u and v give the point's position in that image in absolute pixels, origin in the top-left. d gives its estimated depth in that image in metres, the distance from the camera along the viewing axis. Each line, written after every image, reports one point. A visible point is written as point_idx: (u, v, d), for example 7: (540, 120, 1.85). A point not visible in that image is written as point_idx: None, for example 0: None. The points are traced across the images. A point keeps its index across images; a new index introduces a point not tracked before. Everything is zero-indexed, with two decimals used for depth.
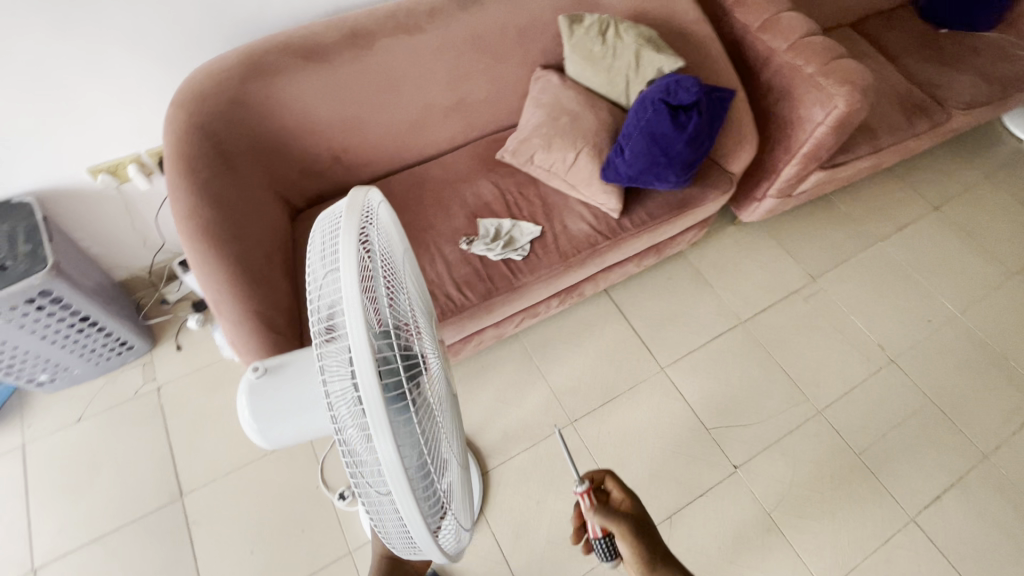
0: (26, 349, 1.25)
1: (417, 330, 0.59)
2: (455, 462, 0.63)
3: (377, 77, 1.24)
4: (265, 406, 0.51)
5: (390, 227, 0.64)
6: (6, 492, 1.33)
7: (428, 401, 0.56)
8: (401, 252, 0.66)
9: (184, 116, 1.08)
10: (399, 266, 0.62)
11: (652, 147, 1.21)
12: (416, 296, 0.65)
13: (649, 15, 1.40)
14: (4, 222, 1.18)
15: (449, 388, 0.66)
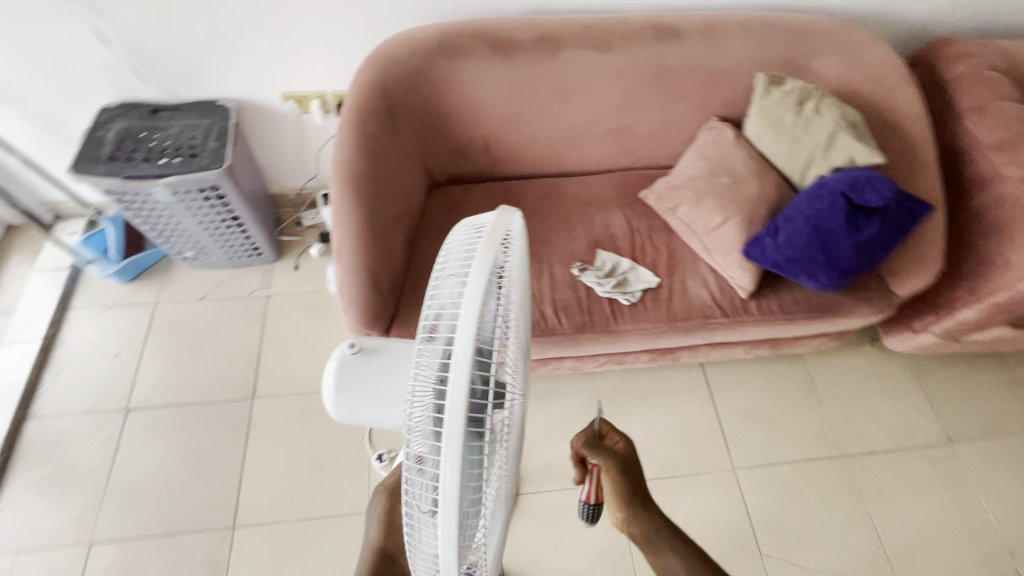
0: (184, 227, 1.44)
1: (514, 362, 0.57)
2: (503, 505, 0.59)
3: (552, 84, 1.24)
4: (348, 383, 0.53)
5: (522, 248, 0.62)
6: (132, 336, 1.55)
7: (500, 439, 0.53)
8: (524, 275, 0.64)
9: (373, 73, 1.16)
10: (518, 291, 0.60)
11: (812, 240, 1.09)
12: (523, 325, 0.63)
13: (860, 97, 1.25)
14: (206, 118, 1.36)
15: (522, 430, 0.63)
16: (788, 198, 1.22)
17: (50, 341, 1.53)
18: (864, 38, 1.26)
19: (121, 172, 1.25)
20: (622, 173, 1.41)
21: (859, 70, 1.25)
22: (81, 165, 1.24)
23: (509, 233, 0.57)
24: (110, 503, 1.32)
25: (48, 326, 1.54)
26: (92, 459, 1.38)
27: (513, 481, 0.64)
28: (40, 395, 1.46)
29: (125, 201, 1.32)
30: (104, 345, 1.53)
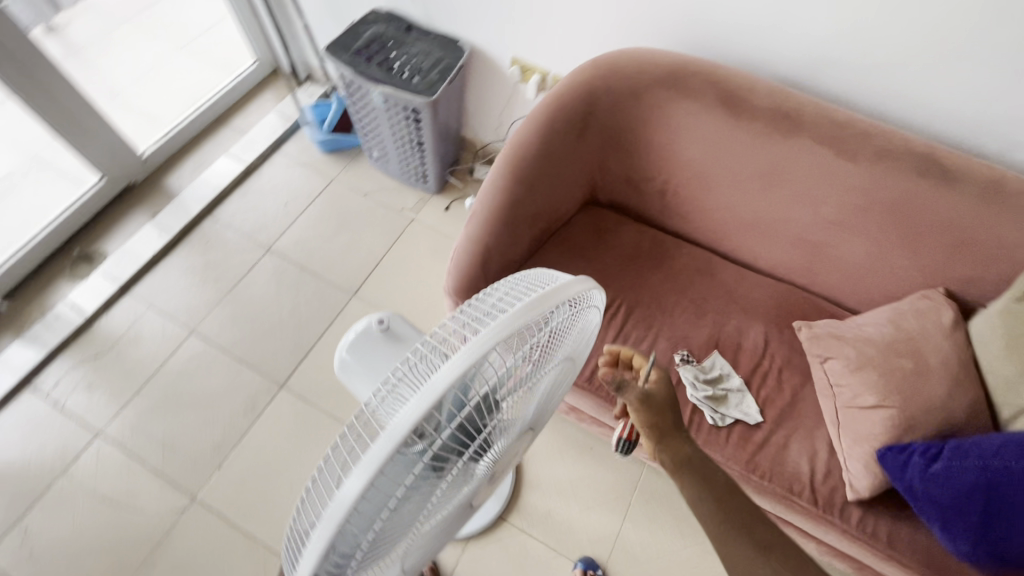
0: (381, 130, 1.60)
1: (505, 420, 0.51)
2: (411, 552, 0.53)
3: (763, 163, 1.09)
4: (367, 344, 0.74)
5: (589, 313, 0.55)
6: (304, 195, 1.80)
7: (442, 482, 0.46)
8: (573, 343, 0.57)
9: (591, 75, 1.13)
10: (555, 354, 0.54)
11: (976, 492, 0.84)
12: (542, 389, 0.56)
13: None
14: (442, 51, 1.47)
15: (479, 487, 0.56)
16: (978, 429, 0.94)
17: (252, 169, 1.84)
18: None
19: (357, 66, 1.42)
20: (790, 288, 1.22)
21: None
22: (334, 48, 1.43)
23: (580, 296, 0.50)
24: (220, 312, 1.58)
25: (257, 157, 1.85)
26: (228, 271, 1.65)
27: (439, 532, 0.57)
28: (225, 204, 1.77)
29: (350, 89, 1.51)
30: (282, 192, 1.80)
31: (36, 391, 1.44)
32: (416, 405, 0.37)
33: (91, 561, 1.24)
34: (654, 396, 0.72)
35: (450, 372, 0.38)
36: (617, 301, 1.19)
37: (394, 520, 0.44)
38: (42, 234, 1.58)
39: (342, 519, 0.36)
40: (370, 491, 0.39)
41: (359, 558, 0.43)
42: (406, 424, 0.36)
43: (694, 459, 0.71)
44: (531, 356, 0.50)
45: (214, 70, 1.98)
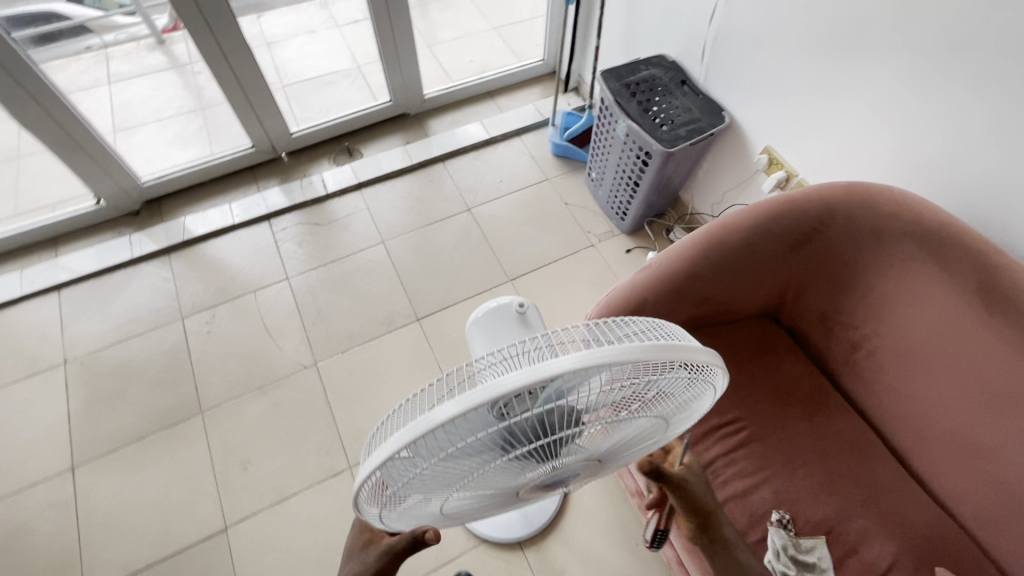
0: (610, 157, 1.70)
1: (579, 438, 0.53)
2: (447, 503, 0.58)
3: (998, 375, 0.91)
4: (503, 315, 0.93)
5: (697, 388, 0.55)
6: (518, 181, 1.99)
7: (502, 457, 0.50)
8: (670, 408, 0.58)
9: (839, 194, 1.04)
10: (649, 406, 0.55)
11: None
12: (623, 433, 0.58)
13: None
14: (702, 114, 1.49)
15: (525, 487, 0.59)
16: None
17: (492, 141, 2.09)
18: None
19: (618, 96, 1.52)
20: (957, 529, 0.99)
21: None
22: (608, 73, 1.55)
23: (698, 366, 0.51)
24: (408, 238, 1.84)
25: (501, 134, 2.09)
26: (431, 210, 1.91)
27: (474, 503, 0.61)
28: (457, 159, 2.05)
29: (603, 113, 1.62)
30: (504, 171, 2.02)
31: (271, 226, 1.85)
32: (518, 376, 0.42)
33: (234, 361, 1.57)
34: (693, 480, 0.74)
35: (558, 365, 0.42)
36: (742, 422, 1.10)
37: (452, 464, 0.49)
38: (333, 121, 2.02)
39: (421, 434, 0.42)
40: (450, 428, 0.44)
41: (412, 479, 0.48)
42: (505, 388, 0.41)
43: (723, 545, 0.78)
44: (627, 396, 0.51)
45: (507, 54, 2.29)
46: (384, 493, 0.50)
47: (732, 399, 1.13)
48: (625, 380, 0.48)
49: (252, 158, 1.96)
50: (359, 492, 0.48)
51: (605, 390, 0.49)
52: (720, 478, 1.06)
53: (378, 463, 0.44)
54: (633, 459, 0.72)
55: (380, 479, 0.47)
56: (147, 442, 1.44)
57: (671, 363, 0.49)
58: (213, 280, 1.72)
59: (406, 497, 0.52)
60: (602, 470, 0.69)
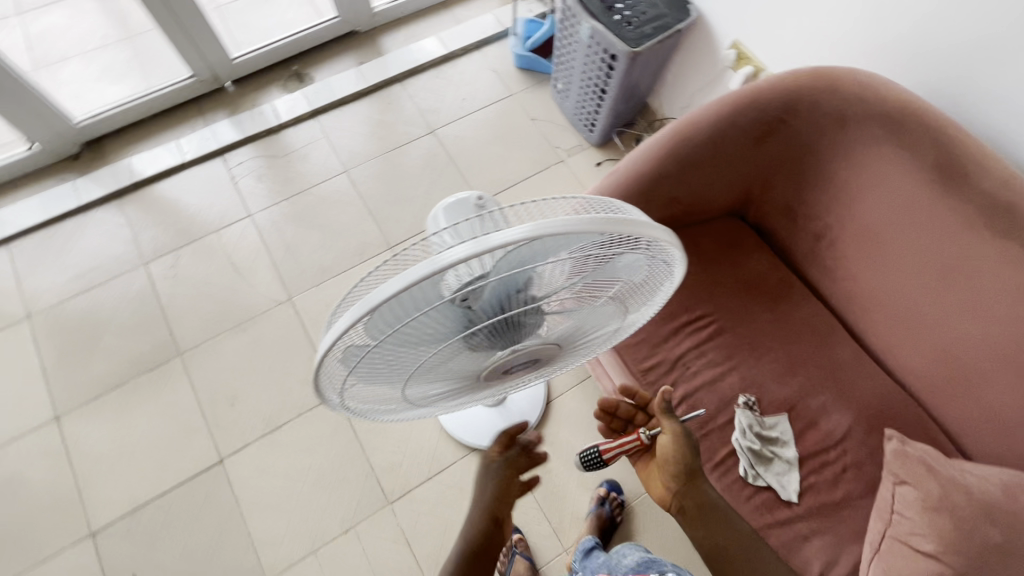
0: (574, 65, 1.63)
1: (537, 319, 0.54)
2: (411, 389, 0.59)
3: (951, 252, 0.95)
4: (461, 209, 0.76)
5: (652, 271, 0.56)
6: (482, 99, 1.91)
7: (460, 336, 0.51)
8: (629, 293, 0.59)
9: (800, 83, 1.02)
10: (606, 290, 0.56)
11: None
12: (582, 315, 0.59)
13: None
14: (669, 9, 1.43)
15: (487, 372, 0.60)
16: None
17: (451, 57, 1.98)
18: None
19: None
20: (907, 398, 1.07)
21: None
22: None
23: (653, 245, 0.51)
24: (372, 166, 1.78)
25: (460, 48, 1.98)
26: (395, 135, 1.84)
27: (440, 388, 0.63)
28: (416, 79, 1.95)
29: (565, 15, 1.53)
30: (466, 88, 1.93)
31: (225, 162, 1.76)
32: (466, 249, 0.41)
33: (206, 303, 1.55)
34: (690, 433, 0.84)
35: (507, 236, 0.41)
36: (713, 317, 1.15)
37: (408, 344, 0.49)
38: (278, 43, 1.87)
39: (372, 307, 0.41)
40: (402, 304, 0.44)
41: (370, 359, 0.49)
42: (453, 259, 0.40)
43: (715, 506, 0.83)
44: (582, 277, 0.52)
45: None
46: (346, 376, 0.50)
47: (702, 296, 1.16)
48: (579, 257, 0.48)
49: (194, 89, 1.82)
50: (320, 377, 0.48)
51: (558, 270, 0.49)
52: (690, 368, 1.10)
53: (332, 342, 0.44)
54: (598, 350, 0.75)
55: (337, 362, 0.47)
56: (129, 386, 1.44)
57: (625, 240, 0.49)
58: (171, 222, 1.66)
59: (365, 379, 0.52)
60: (566, 358, 0.72)
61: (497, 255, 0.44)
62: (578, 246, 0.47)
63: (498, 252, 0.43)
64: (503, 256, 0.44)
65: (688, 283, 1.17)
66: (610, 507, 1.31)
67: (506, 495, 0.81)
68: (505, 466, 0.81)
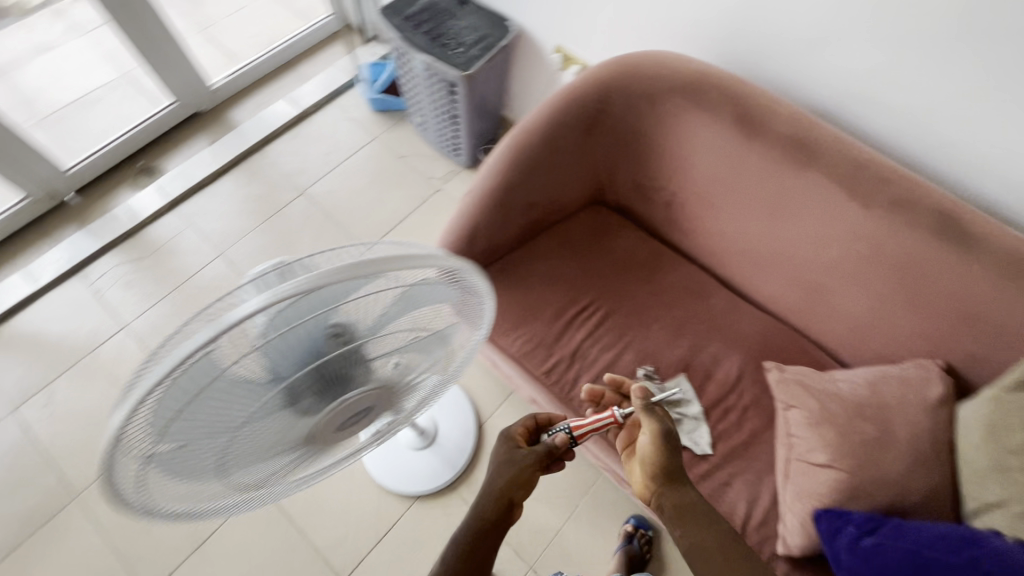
0: (421, 98, 1.67)
1: (360, 362, 0.54)
2: (240, 464, 0.55)
3: (773, 190, 1.04)
4: None
5: (465, 298, 0.59)
6: (346, 149, 1.92)
7: (274, 395, 0.49)
8: (449, 316, 0.60)
9: (607, 73, 1.09)
10: (419, 320, 0.57)
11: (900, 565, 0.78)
12: (412, 350, 0.60)
13: None
14: (490, 28, 1.51)
15: (324, 427, 0.59)
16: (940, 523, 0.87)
17: (306, 115, 1.98)
18: None
19: (403, 32, 1.47)
20: (783, 327, 1.17)
21: None
22: (387, 10, 1.50)
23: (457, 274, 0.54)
24: (248, 242, 1.73)
25: (312, 105, 1.98)
26: (264, 205, 1.81)
27: (280, 456, 0.60)
28: (274, 145, 1.92)
29: (397, 55, 1.57)
30: (327, 142, 1.93)
31: (85, 278, 1.64)
32: (251, 306, 0.40)
33: (94, 432, 1.42)
34: (671, 430, 0.86)
35: (292, 286, 0.41)
36: (598, 303, 1.19)
37: (207, 424, 0.47)
38: (116, 142, 1.78)
39: (155, 385, 0.39)
40: (193, 375, 0.41)
41: (172, 441, 0.45)
42: (237, 318, 0.39)
43: (700, 504, 0.80)
44: (394, 313, 0.53)
45: (292, 17, 2.14)
46: (149, 467, 0.46)
47: (584, 286, 1.21)
48: (385, 294, 0.50)
49: (31, 211, 1.69)
50: (113, 479, 0.44)
51: (349, 315, 0.49)
52: (589, 357, 1.14)
53: (117, 433, 0.40)
54: (456, 373, 0.75)
55: (130, 455, 0.43)
56: (21, 550, 1.29)
57: (427, 273, 0.51)
58: (35, 357, 1.51)
59: (175, 464, 0.48)
60: (423, 388, 0.72)
61: (291, 306, 0.44)
62: (359, 289, 0.47)
63: (289, 303, 0.43)
64: (274, 318, 0.43)
65: (568, 277, 1.22)
66: (638, 543, 1.30)
67: (524, 484, 0.83)
68: (532, 462, 0.84)
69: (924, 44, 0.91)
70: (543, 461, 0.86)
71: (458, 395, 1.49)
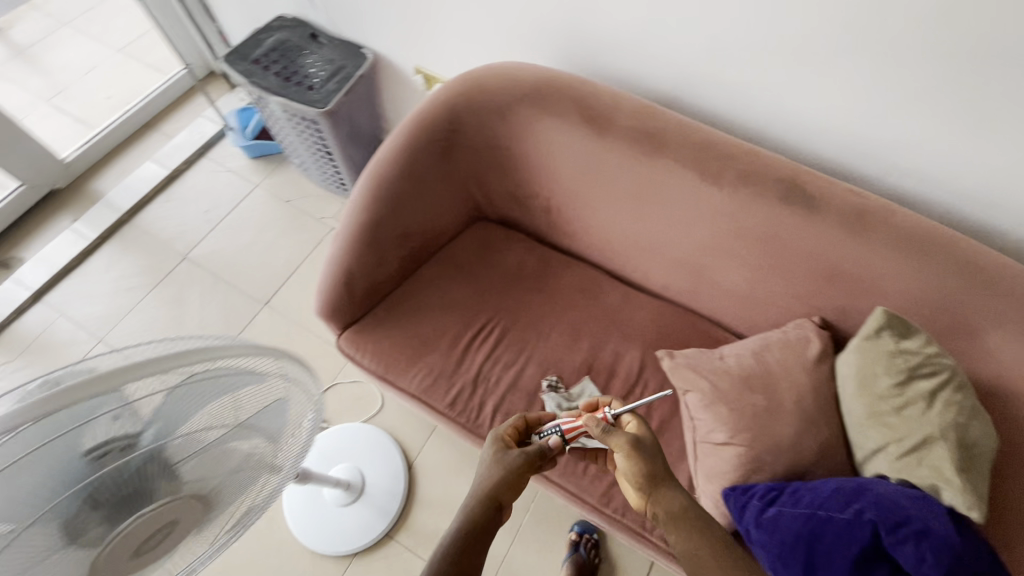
0: (292, 140, 1.60)
1: (162, 475, 0.50)
2: None
3: (633, 183, 1.05)
4: None
5: (282, 379, 0.59)
6: (227, 202, 1.82)
7: (42, 525, 0.45)
8: (252, 397, 0.57)
9: (454, 93, 1.09)
10: (211, 414, 0.53)
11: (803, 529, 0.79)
12: (235, 448, 0.57)
13: (1004, 402, 0.87)
14: (343, 58, 1.47)
15: (136, 551, 0.53)
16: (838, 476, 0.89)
17: (177, 174, 1.86)
18: None
19: (252, 76, 1.40)
20: (677, 311, 1.19)
21: None
22: (230, 56, 1.42)
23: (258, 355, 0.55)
24: (131, 321, 1.61)
25: (182, 162, 1.87)
26: (142, 276, 1.68)
27: None
28: (146, 211, 1.80)
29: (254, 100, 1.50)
30: (205, 198, 1.83)
31: None
32: None
33: None
34: (649, 439, 0.82)
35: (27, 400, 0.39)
36: (494, 321, 1.17)
37: None
38: None
39: None
40: None
41: None
42: None
43: (692, 504, 0.79)
44: (194, 413, 0.51)
45: (146, 73, 2.02)
46: None
47: (478, 307, 1.19)
48: (170, 393, 0.48)
49: None
50: None
51: (99, 437, 0.45)
52: (491, 380, 1.11)
53: None
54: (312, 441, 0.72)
55: None
56: None
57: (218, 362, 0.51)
58: None
59: None
60: (281, 474, 0.68)
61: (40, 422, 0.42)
62: (106, 399, 0.44)
63: (34, 419, 0.41)
64: None
65: (461, 301, 1.19)
66: (586, 549, 1.28)
67: (512, 485, 0.81)
68: (522, 464, 0.81)
69: (734, 22, 0.96)
70: (532, 462, 0.83)
71: (380, 437, 1.43)
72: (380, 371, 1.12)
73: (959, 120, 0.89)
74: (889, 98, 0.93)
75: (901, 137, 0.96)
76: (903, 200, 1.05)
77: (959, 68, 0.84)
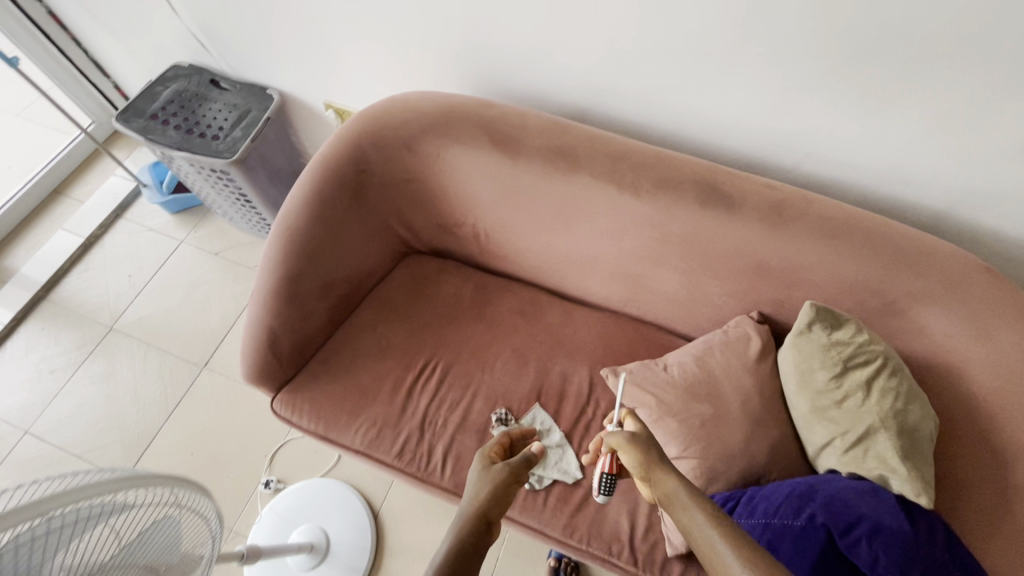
0: (207, 192, 1.52)
1: None
2: None
3: (552, 202, 1.02)
4: None
5: (159, 500, 0.56)
6: (151, 263, 1.72)
7: None
8: (124, 526, 0.52)
9: (356, 131, 1.04)
10: (71, 562, 0.47)
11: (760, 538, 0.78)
12: None
13: (941, 376, 0.87)
14: (248, 102, 1.40)
15: None
16: (794, 475, 0.88)
17: (93, 241, 1.75)
18: (1007, 292, 0.85)
19: (150, 132, 1.32)
20: (620, 322, 1.16)
21: (962, 339, 0.85)
22: (124, 113, 1.33)
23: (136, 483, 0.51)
24: (57, 407, 1.50)
25: (97, 227, 1.76)
26: (65, 356, 1.57)
27: None
28: (62, 284, 1.68)
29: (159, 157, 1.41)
30: (126, 262, 1.72)
31: None
32: None
33: None
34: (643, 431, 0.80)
35: None
36: (435, 359, 1.12)
37: None
38: None
39: None
40: None
41: None
42: None
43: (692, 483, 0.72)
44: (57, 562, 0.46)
45: (45, 136, 1.89)
46: None
47: (416, 347, 1.13)
48: (28, 549, 0.43)
49: None
50: None
51: None
52: (438, 423, 1.06)
53: None
54: (200, 545, 0.67)
55: None
56: None
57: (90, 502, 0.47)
58: None
59: None
60: None
61: None
62: None
63: None
64: None
65: (397, 344, 1.13)
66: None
67: (501, 499, 0.75)
68: (503, 472, 0.78)
69: (625, 28, 0.94)
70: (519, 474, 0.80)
71: (341, 490, 1.37)
72: (320, 430, 1.06)
73: (858, 100, 0.90)
74: (791, 88, 0.92)
75: (808, 124, 0.96)
76: (820, 184, 1.06)
77: (843, 52, 0.85)
